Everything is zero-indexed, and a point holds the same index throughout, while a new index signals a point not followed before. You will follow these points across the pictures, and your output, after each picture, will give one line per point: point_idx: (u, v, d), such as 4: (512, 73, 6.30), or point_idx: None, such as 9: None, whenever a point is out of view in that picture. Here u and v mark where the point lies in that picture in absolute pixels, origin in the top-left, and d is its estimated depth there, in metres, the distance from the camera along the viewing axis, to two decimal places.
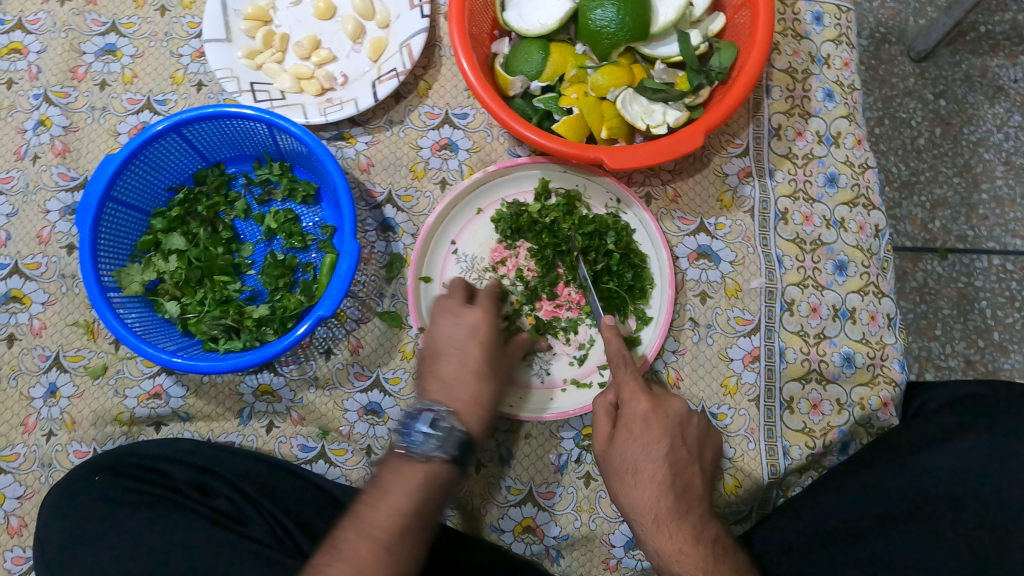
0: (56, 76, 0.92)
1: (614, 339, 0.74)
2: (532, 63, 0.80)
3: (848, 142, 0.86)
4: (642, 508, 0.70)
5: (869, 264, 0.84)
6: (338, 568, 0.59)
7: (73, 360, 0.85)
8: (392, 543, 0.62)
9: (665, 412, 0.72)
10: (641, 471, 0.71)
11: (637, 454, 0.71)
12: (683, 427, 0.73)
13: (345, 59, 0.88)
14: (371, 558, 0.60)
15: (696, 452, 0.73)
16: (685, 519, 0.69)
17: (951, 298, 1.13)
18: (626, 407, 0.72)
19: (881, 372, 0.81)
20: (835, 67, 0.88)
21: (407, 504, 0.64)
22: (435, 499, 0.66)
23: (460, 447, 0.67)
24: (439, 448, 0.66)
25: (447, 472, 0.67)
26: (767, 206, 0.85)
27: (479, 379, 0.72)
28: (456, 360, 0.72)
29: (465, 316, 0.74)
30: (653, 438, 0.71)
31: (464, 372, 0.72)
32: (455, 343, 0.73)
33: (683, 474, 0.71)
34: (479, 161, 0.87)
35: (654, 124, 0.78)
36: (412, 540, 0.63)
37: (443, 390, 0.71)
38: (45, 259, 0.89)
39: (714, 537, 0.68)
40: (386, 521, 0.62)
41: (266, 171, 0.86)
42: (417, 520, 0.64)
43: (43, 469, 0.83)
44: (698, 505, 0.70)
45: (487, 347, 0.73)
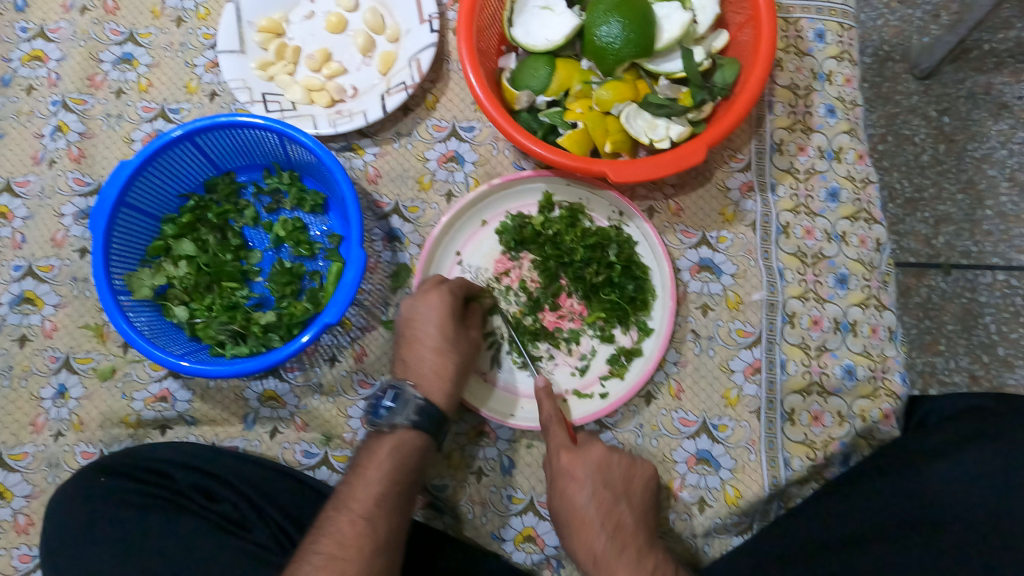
0: (74, 83, 0.95)
1: (546, 399, 0.76)
2: (538, 78, 0.82)
3: (850, 157, 0.88)
4: (584, 555, 0.72)
5: (870, 278, 0.84)
6: (324, 543, 0.66)
7: (82, 362, 0.87)
8: (369, 512, 0.68)
9: (584, 458, 0.74)
10: (575, 520, 0.73)
11: (568, 501, 0.74)
12: (605, 468, 0.75)
13: (355, 72, 0.90)
14: (352, 528, 0.66)
15: (626, 490, 0.75)
16: (622, 554, 0.70)
17: (955, 314, 1.14)
18: (552, 459, 0.75)
19: (882, 385, 0.82)
20: (837, 83, 0.89)
21: (379, 475, 0.70)
22: (406, 466, 0.71)
23: (420, 412, 0.73)
24: (399, 416, 0.72)
25: (414, 440, 0.73)
26: (768, 220, 0.86)
27: (440, 355, 0.76)
28: (419, 340, 0.76)
29: (424, 296, 0.77)
30: (576, 482, 0.74)
31: (424, 350, 0.76)
32: (418, 323, 0.76)
33: (613, 513, 0.73)
34: (484, 174, 0.89)
35: (657, 139, 0.79)
36: (390, 509, 0.69)
37: (410, 368, 0.76)
38: (58, 262, 0.90)
39: (652, 567, 0.70)
40: (362, 494, 0.69)
41: (276, 180, 0.87)
42: (391, 488, 0.70)
43: (51, 469, 0.84)
44: (635, 539, 0.72)
45: (445, 323, 0.76)
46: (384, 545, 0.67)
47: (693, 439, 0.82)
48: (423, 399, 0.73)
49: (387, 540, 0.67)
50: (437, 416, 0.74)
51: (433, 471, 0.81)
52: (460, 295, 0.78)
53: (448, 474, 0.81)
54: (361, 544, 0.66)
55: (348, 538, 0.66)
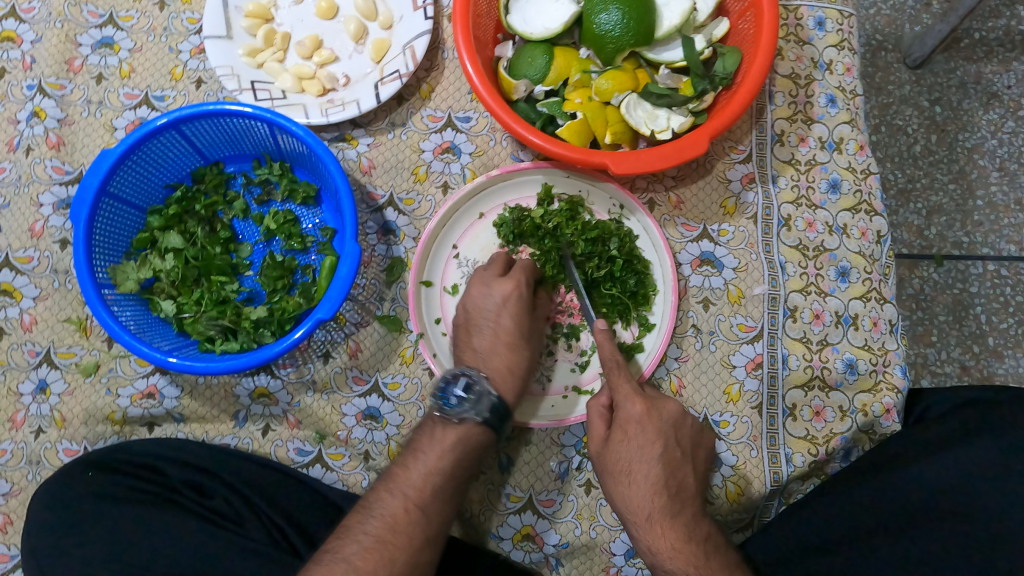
0: (51, 67, 0.91)
1: (608, 343, 0.73)
2: (536, 67, 0.80)
3: (851, 148, 0.86)
4: (636, 507, 0.71)
5: (871, 270, 0.83)
6: (373, 524, 0.65)
7: (64, 357, 0.84)
8: (423, 502, 0.68)
9: (660, 414, 0.73)
10: (635, 472, 0.72)
11: (631, 455, 0.72)
12: (678, 428, 0.74)
13: (347, 60, 0.88)
14: (405, 516, 0.66)
15: (690, 452, 0.74)
16: (678, 517, 0.70)
17: (946, 304, 1.13)
18: (621, 408, 0.73)
19: (883, 378, 0.81)
20: (837, 72, 0.88)
21: (441, 465, 0.69)
22: (466, 460, 0.71)
23: (492, 410, 0.71)
24: (469, 411, 0.71)
25: (480, 435, 0.72)
26: (769, 213, 0.84)
27: (512, 350, 0.75)
28: (490, 332, 0.76)
29: (493, 287, 0.76)
30: (646, 436, 0.72)
31: (500, 344, 0.75)
32: (489, 313, 0.76)
33: (677, 474, 0.72)
34: (481, 165, 0.87)
35: (658, 130, 0.78)
36: (444, 501, 0.69)
37: (479, 358, 0.75)
38: (36, 253, 0.87)
39: (705, 535, 0.70)
40: (419, 482, 0.69)
41: (266, 171, 0.85)
42: (449, 481, 0.70)
43: (31, 467, 0.82)
44: (692, 501, 0.72)
45: (520, 317, 0.76)
46: (432, 538, 0.67)
47: None
48: (496, 395, 0.72)
49: (435, 533, 0.67)
50: (507, 415, 0.73)
51: None
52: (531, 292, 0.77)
53: None
54: (412, 533, 0.65)
55: (399, 525, 0.65)
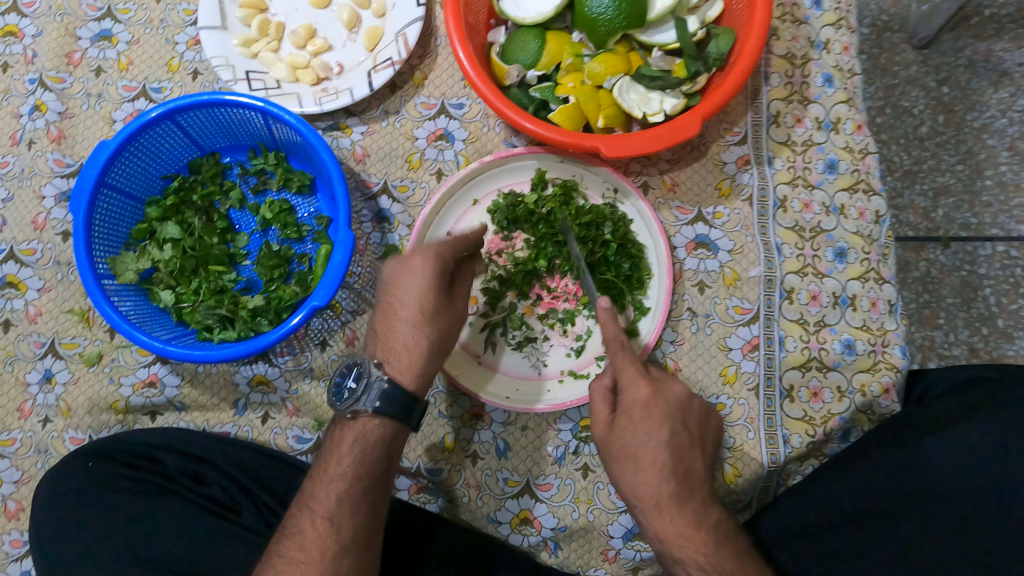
0: (51, 60, 0.92)
1: (610, 323, 0.68)
2: (529, 52, 0.80)
3: (848, 127, 0.86)
4: (643, 494, 0.66)
5: (869, 250, 0.83)
6: (285, 545, 0.64)
7: (68, 348, 0.85)
8: (331, 513, 0.65)
9: (665, 397, 0.68)
10: (642, 457, 0.66)
11: (634, 441, 0.66)
12: (682, 410, 0.69)
13: (341, 49, 0.88)
14: (313, 530, 0.64)
15: (697, 434, 0.69)
16: (687, 504, 0.65)
17: (954, 287, 1.12)
18: (624, 392, 0.68)
19: (881, 359, 0.81)
20: (835, 51, 0.87)
21: (344, 470, 0.66)
22: (370, 457, 0.67)
23: (384, 398, 0.66)
24: (363, 401, 0.66)
25: (378, 429, 0.67)
26: (765, 194, 0.84)
27: (415, 329, 0.69)
28: (394, 310, 0.70)
29: (408, 263, 0.69)
30: (652, 422, 0.66)
31: (399, 324, 0.69)
32: (395, 290, 0.70)
33: (686, 458, 0.67)
34: (475, 152, 0.86)
35: (651, 113, 0.78)
36: (354, 506, 0.66)
37: (383, 338, 0.70)
38: (40, 245, 0.88)
39: (715, 521, 0.65)
40: (323, 493, 0.66)
41: (262, 161, 0.85)
42: (353, 484, 0.66)
43: (39, 455, 0.83)
44: (701, 487, 0.67)
45: (423, 293, 0.68)
46: (350, 544, 0.64)
47: None
48: (386, 382, 0.66)
49: (355, 538, 0.65)
50: (406, 404, 0.67)
51: (429, 454, 0.80)
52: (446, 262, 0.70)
53: (443, 457, 0.80)
54: (323, 547, 0.63)
55: (309, 542, 0.64)
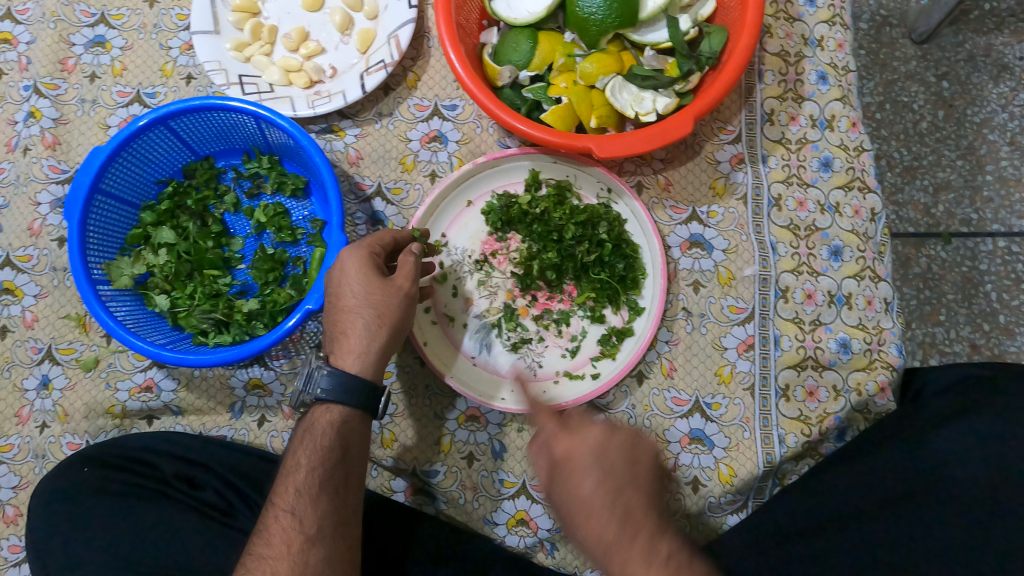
0: (45, 67, 0.92)
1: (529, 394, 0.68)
2: (521, 52, 0.80)
3: (843, 125, 0.85)
4: (592, 549, 0.58)
5: (865, 248, 0.83)
6: (254, 545, 0.62)
7: (65, 353, 0.86)
8: (292, 503, 0.63)
9: (584, 441, 0.62)
10: (580, 514, 0.59)
11: (569, 497, 0.60)
12: (604, 454, 0.61)
13: (333, 51, 0.88)
14: (277, 525, 0.62)
15: (630, 474, 0.61)
16: (634, 547, 0.56)
17: (955, 283, 1.10)
18: (551, 448, 0.63)
19: (878, 357, 0.80)
20: (829, 49, 0.87)
21: (302, 461, 0.65)
22: (324, 444, 0.65)
23: (326, 383, 0.66)
24: (307, 391, 0.67)
25: (329, 416, 0.67)
26: (759, 193, 0.84)
27: (348, 316, 0.68)
28: (331, 306, 0.70)
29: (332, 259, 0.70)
30: (575, 468, 0.61)
31: (337, 314, 0.69)
32: (328, 287, 0.70)
33: (621, 500, 0.59)
34: (468, 153, 0.86)
35: (644, 112, 0.77)
36: (318, 496, 0.63)
37: (331, 335, 0.70)
38: (36, 251, 0.89)
39: (668, 553, 0.56)
40: (284, 487, 0.64)
41: (255, 165, 0.86)
42: (312, 473, 0.64)
43: (38, 460, 0.84)
44: (646, 522, 0.58)
45: (346, 280, 0.68)
46: (316, 535, 0.62)
47: (686, 418, 0.80)
48: (323, 370, 0.67)
49: (320, 527, 0.62)
50: (356, 388, 0.67)
51: (424, 456, 0.80)
52: (367, 248, 0.69)
53: (438, 459, 0.80)
54: (288, 538, 0.61)
55: (275, 537, 0.61)
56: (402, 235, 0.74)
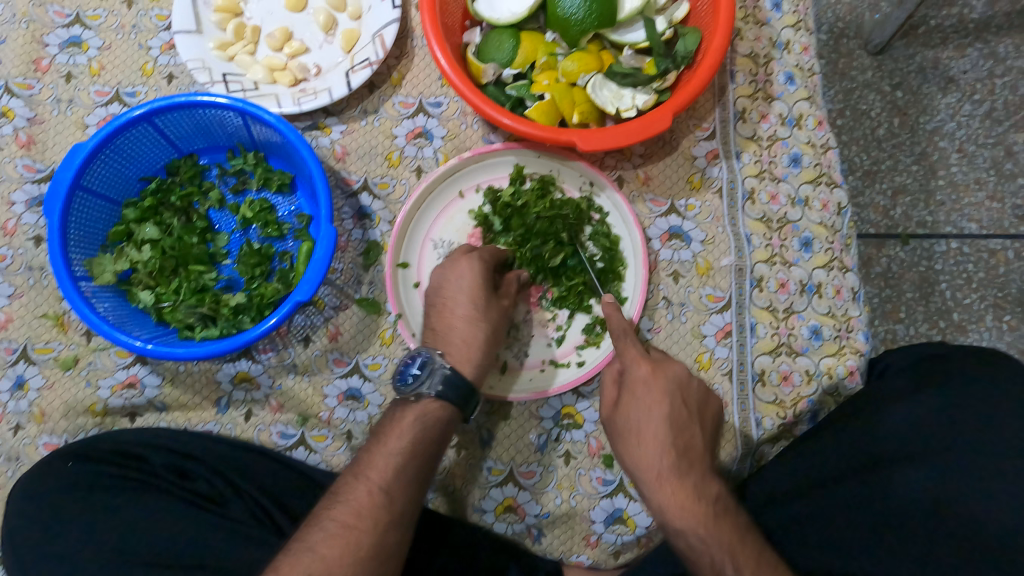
0: (17, 67, 0.91)
1: (614, 314, 0.71)
2: (504, 51, 0.83)
3: (810, 123, 0.90)
4: (644, 467, 0.66)
5: (833, 240, 0.87)
6: (337, 510, 0.63)
7: (42, 353, 0.84)
8: (386, 483, 0.64)
9: (666, 374, 0.68)
10: (643, 432, 0.67)
11: (639, 417, 0.67)
12: (683, 389, 0.69)
13: (318, 51, 0.89)
14: (368, 499, 0.63)
15: (697, 412, 0.69)
16: (687, 477, 0.65)
17: (913, 281, 1.13)
18: (628, 371, 0.69)
19: (847, 343, 0.85)
20: (795, 52, 0.91)
21: (401, 444, 0.66)
22: (429, 436, 0.67)
23: (446, 382, 0.68)
24: (425, 386, 0.68)
25: (439, 410, 0.69)
26: (734, 187, 0.87)
27: (470, 321, 0.73)
28: (447, 308, 0.74)
29: (454, 265, 0.75)
30: (649, 396, 0.67)
31: (452, 319, 0.73)
32: (447, 290, 0.74)
33: (684, 434, 0.67)
34: (454, 149, 0.88)
35: (623, 108, 0.80)
36: (409, 481, 0.65)
37: (438, 335, 0.74)
38: (10, 251, 0.87)
39: (715, 495, 0.64)
40: (381, 464, 0.65)
41: (240, 161, 0.86)
42: (411, 460, 0.66)
43: (9, 464, 0.82)
44: (700, 462, 0.66)
45: (473, 289, 0.74)
46: (401, 518, 0.64)
47: None
48: (450, 369, 0.69)
49: (404, 513, 0.64)
50: (465, 388, 0.69)
51: None
52: (489, 264, 0.76)
53: None
54: (376, 515, 0.62)
55: (364, 509, 0.62)
56: (507, 256, 0.79)
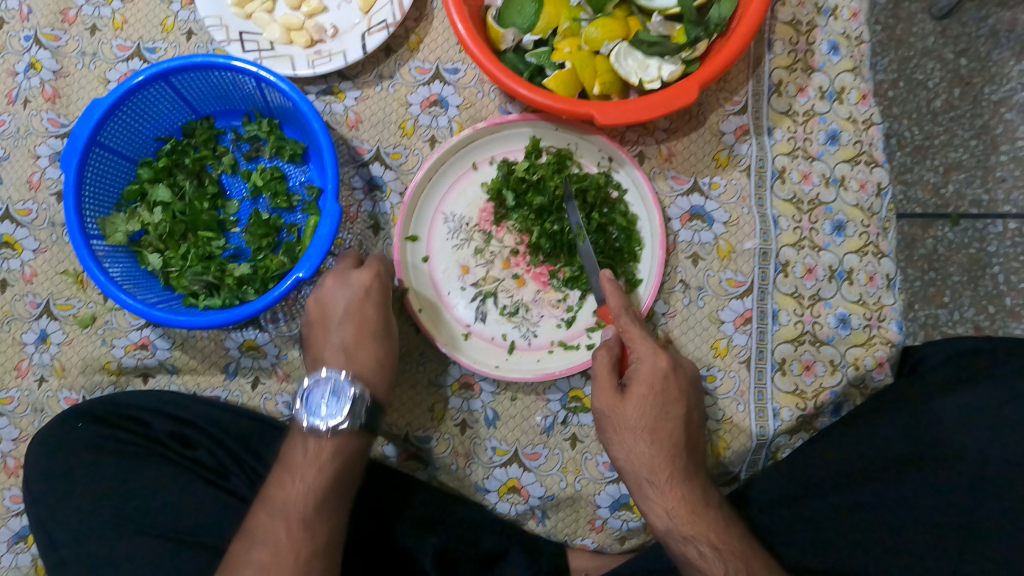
0: (45, 17, 0.91)
1: (614, 291, 0.71)
2: (525, 16, 0.78)
3: (852, 97, 0.84)
4: (654, 467, 0.69)
5: (869, 224, 0.82)
6: (257, 551, 0.65)
7: (63, 309, 0.86)
8: (306, 518, 0.67)
9: (682, 373, 0.71)
10: (660, 430, 0.69)
11: (651, 417, 0.69)
12: (693, 389, 0.73)
13: (335, 10, 0.85)
14: (287, 536, 0.66)
15: (699, 413, 0.73)
16: (695, 479, 0.69)
17: (961, 264, 1.05)
18: (645, 363, 0.69)
19: (876, 333, 0.80)
20: (842, 18, 0.84)
21: (321, 478, 0.68)
22: (346, 467, 0.69)
23: (369, 412, 0.70)
24: (337, 413, 0.68)
25: (353, 443, 0.69)
26: (763, 165, 0.82)
27: (376, 340, 0.74)
28: (343, 329, 0.73)
29: (356, 278, 0.73)
30: (670, 395, 0.69)
31: (354, 340, 0.72)
32: (343, 310, 0.73)
33: (692, 435, 0.71)
34: (469, 118, 0.85)
35: (648, 80, 0.76)
36: (329, 513, 0.68)
37: (332, 358, 0.72)
38: (35, 206, 0.89)
39: (718, 502, 0.69)
40: (298, 500, 0.67)
41: (255, 128, 0.85)
42: (330, 491, 0.68)
43: (36, 414, 0.85)
44: (699, 466, 0.71)
45: (379, 306, 0.74)
46: (323, 550, 0.67)
47: None
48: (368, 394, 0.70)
49: (326, 543, 0.67)
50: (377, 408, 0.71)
51: (419, 422, 0.80)
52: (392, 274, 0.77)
53: (431, 426, 0.80)
54: (297, 550, 0.65)
55: (281, 547, 0.65)
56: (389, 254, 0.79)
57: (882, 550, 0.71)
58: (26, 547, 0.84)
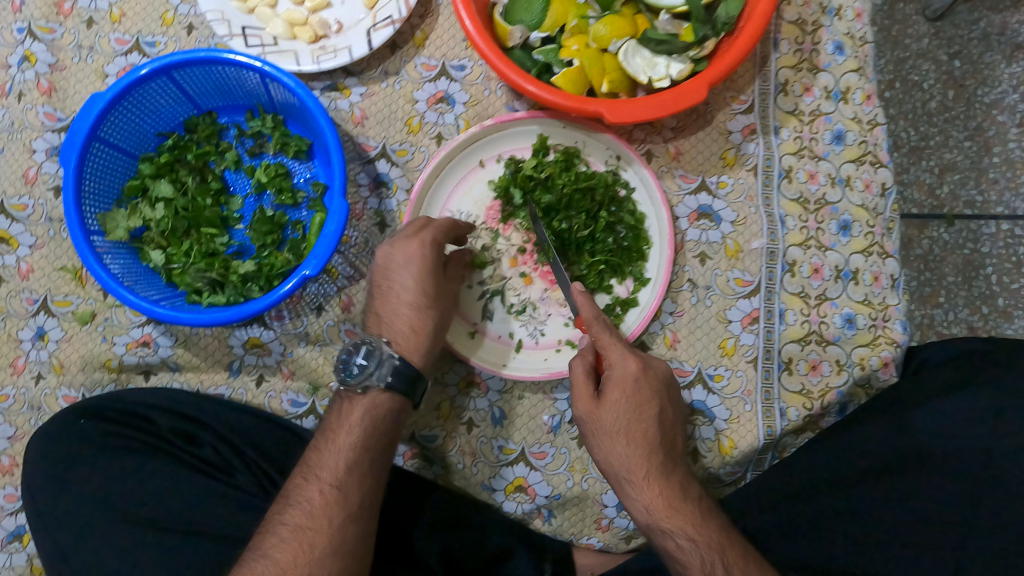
0: (40, 10, 0.89)
1: (587, 303, 0.71)
2: (532, 13, 0.79)
3: (857, 97, 0.84)
4: (631, 467, 0.68)
5: (874, 224, 0.82)
6: (292, 512, 0.66)
7: (61, 305, 0.84)
8: (339, 480, 0.67)
9: (654, 373, 0.70)
10: (633, 431, 0.68)
11: (625, 418, 0.68)
12: (668, 387, 0.72)
13: (339, 6, 0.84)
14: (320, 497, 0.66)
15: (677, 411, 0.72)
16: (672, 475, 0.68)
17: (956, 265, 1.05)
18: (616, 366, 0.69)
19: (882, 333, 0.80)
20: (847, 18, 0.85)
21: (352, 440, 0.68)
22: (378, 428, 0.69)
23: (396, 373, 0.68)
24: (373, 376, 0.68)
25: (386, 403, 0.69)
26: (770, 164, 0.82)
27: (418, 310, 0.71)
28: (394, 292, 0.72)
29: (403, 244, 0.71)
30: (641, 395, 0.68)
31: (397, 305, 0.72)
32: (395, 272, 0.71)
33: (669, 433, 0.70)
34: (475, 115, 0.85)
35: (656, 78, 0.76)
36: (362, 475, 0.68)
37: (383, 322, 0.72)
38: (32, 201, 0.87)
39: (699, 495, 0.69)
40: (330, 462, 0.68)
41: (258, 124, 0.84)
42: (362, 454, 0.68)
43: (33, 412, 0.83)
44: (678, 463, 0.70)
45: (424, 275, 0.71)
46: (357, 512, 0.67)
47: (688, 390, 0.80)
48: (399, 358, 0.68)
49: (360, 507, 0.67)
50: (414, 376, 0.69)
51: (425, 421, 0.80)
52: (441, 244, 0.72)
53: (437, 424, 0.80)
54: (331, 513, 0.66)
55: (315, 509, 0.66)
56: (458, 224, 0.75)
57: (889, 548, 0.71)
58: (21, 547, 0.82)
